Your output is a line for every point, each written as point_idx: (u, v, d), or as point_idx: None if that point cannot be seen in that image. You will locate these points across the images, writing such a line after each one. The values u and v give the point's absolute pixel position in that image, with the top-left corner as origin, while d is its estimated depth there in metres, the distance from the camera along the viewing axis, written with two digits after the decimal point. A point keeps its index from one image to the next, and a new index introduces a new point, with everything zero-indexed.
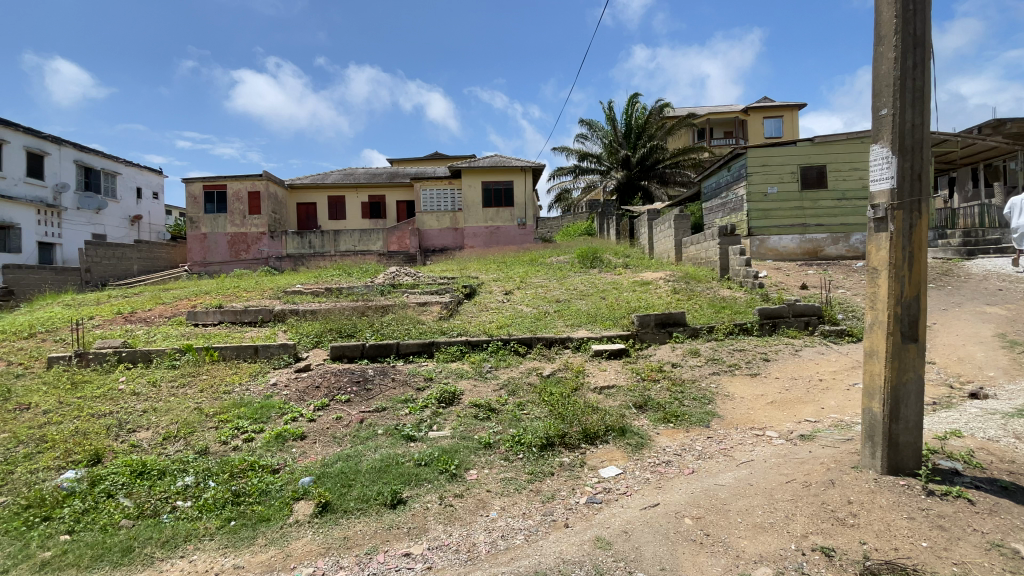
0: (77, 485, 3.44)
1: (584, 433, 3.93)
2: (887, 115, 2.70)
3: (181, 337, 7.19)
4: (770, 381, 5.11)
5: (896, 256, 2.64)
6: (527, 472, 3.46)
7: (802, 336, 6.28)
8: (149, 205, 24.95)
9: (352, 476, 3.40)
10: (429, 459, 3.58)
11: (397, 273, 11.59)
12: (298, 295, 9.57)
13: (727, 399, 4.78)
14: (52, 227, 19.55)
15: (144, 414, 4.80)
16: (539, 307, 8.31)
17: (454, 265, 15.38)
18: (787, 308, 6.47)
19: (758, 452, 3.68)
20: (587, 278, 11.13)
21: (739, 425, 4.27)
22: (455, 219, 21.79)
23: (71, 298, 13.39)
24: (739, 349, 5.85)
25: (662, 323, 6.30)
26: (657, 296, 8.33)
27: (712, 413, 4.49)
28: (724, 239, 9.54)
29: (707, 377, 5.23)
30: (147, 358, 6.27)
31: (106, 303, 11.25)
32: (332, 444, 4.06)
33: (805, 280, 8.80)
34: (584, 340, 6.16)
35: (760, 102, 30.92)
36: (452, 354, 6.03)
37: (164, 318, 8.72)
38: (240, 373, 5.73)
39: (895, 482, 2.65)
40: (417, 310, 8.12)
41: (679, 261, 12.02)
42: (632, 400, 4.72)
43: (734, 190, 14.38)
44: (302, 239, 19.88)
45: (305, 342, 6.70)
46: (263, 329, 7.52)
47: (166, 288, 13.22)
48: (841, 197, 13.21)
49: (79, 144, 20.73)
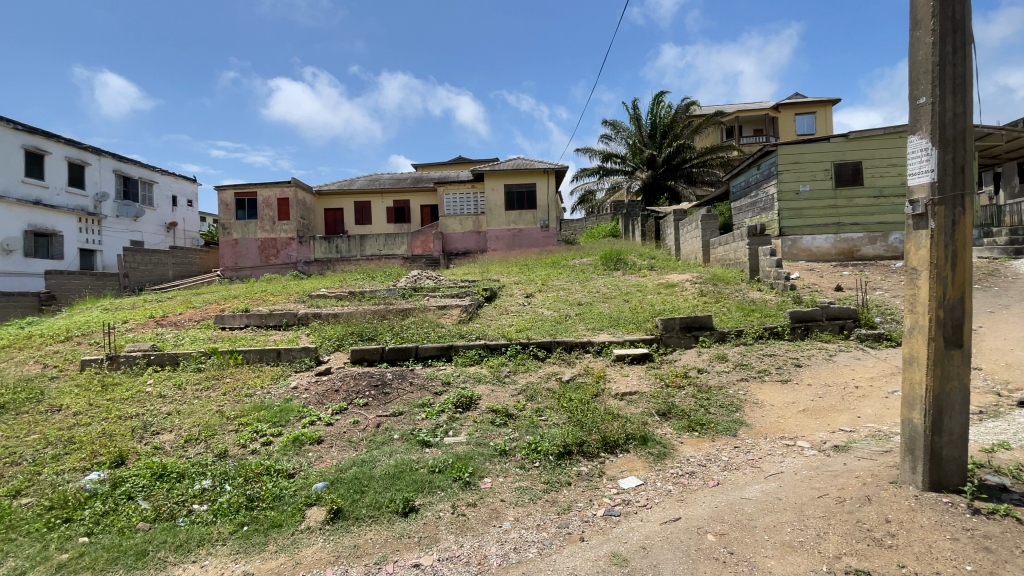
0: (99, 487, 3.53)
1: (603, 441, 3.81)
2: (926, 104, 2.50)
3: (207, 341, 7.35)
4: (802, 388, 4.86)
5: (937, 255, 2.44)
6: (542, 482, 3.35)
7: (836, 340, 5.99)
8: (184, 212, 25.83)
9: (365, 482, 3.37)
10: (443, 466, 3.53)
11: (419, 276, 11.63)
12: (322, 298, 9.70)
13: (756, 407, 4.57)
14: (93, 234, 20.45)
15: (168, 417, 4.89)
16: (560, 310, 8.19)
17: (477, 268, 15.37)
18: (820, 311, 6.17)
19: (786, 463, 3.49)
20: (610, 280, 10.96)
21: (769, 435, 4.07)
22: (479, 223, 21.82)
23: (110, 302, 13.94)
24: (769, 354, 5.59)
25: (687, 327, 6.08)
26: (683, 299, 8.10)
27: (740, 421, 4.30)
28: (753, 240, 9.26)
29: (734, 384, 5.01)
30: (174, 361, 6.43)
31: (141, 307, 11.65)
32: (348, 449, 4.05)
33: (840, 282, 8.41)
34: (606, 345, 6.01)
35: (791, 98, 30.08)
36: (470, 358, 5.97)
37: (193, 322, 8.93)
38: (262, 376, 5.79)
39: (937, 499, 2.44)
40: (437, 313, 8.10)
41: (707, 262, 11.68)
42: (655, 408, 4.55)
43: (764, 189, 13.95)
44: (329, 244, 20.36)
45: (327, 345, 6.74)
46: (287, 333, 7.61)
47: (198, 293, 13.62)
48: (879, 194, 12.68)
49: (118, 155, 21.62)
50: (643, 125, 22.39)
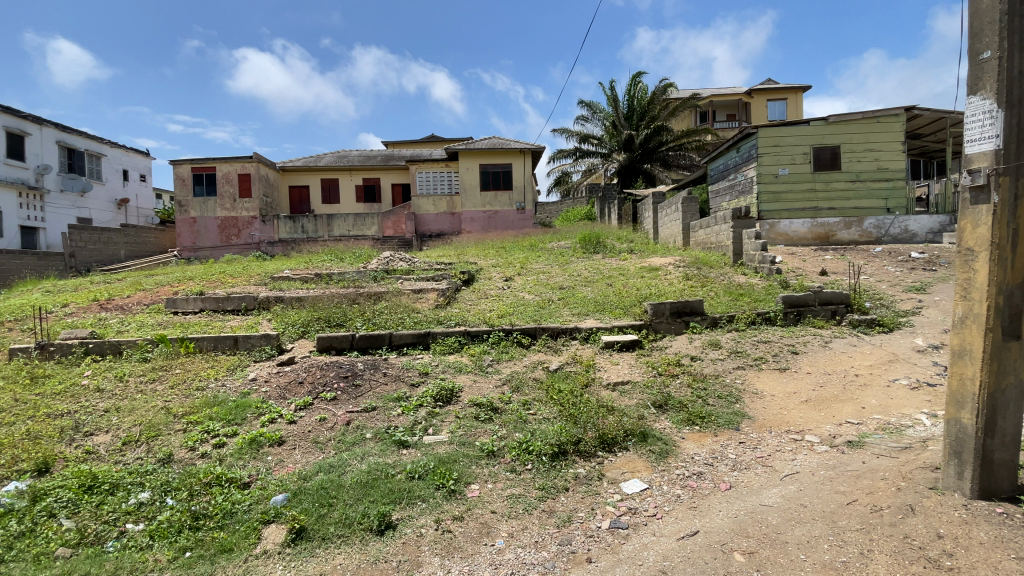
0: (15, 502, 2.98)
1: (600, 438, 3.45)
2: (991, 60, 2.16)
3: (157, 327, 6.66)
4: (802, 375, 4.60)
5: (999, 233, 2.14)
6: (537, 488, 2.96)
7: (829, 325, 5.79)
8: (136, 187, 24.19)
9: (333, 493, 2.92)
10: (423, 472, 3.11)
11: (391, 258, 11.04)
12: (286, 281, 9.02)
13: (756, 397, 4.27)
14: (35, 211, 18.91)
15: (106, 415, 4.29)
16: (542, 295, 7.79)
17: (452, 250, 14.81)
18: (813, 296, 5.97)
19: (799, 462, 3.23)
20: (590, 263, 10.62)
21: (774, 428, 3.80)
22: (452, 204, 21.17)
23: (51, 284, 12.81)
24: (763, 340, 5.30)
25: (677, 312, 5.76)
26: (668, 282, 7.82)
27: (742, 413, 4.01)
28: (737, 223, 9.02)
29: (730, 372, 4.70)
30: (116, 350, 5.75)
31: (86, 289, 10.71)
32: (313, 451, 3.57)
33: (825, 266, 8.27)
34: (593, 331, 5.66)
35: (763, 84, 30.17)
36: (449, 346, 5.53)
37: (142, 305, 8.16)
38: (217, 367, 5.21)
39: (991, 510, 2.23)
40: (412, 297, 7.59)
41: (687, 246, 11.45)
42: (650, 400, 4.21)
43: (743, 172, 13.78)
44: (294, 223, 19.34)
45: (290, 332, 6.17)
46: (246, 318, 6.97)
47: (151, 274, 12.66)
48: (855, 178, 12.70)
49: (61, 125, 19.92)
50: (620, 106, 21.99)
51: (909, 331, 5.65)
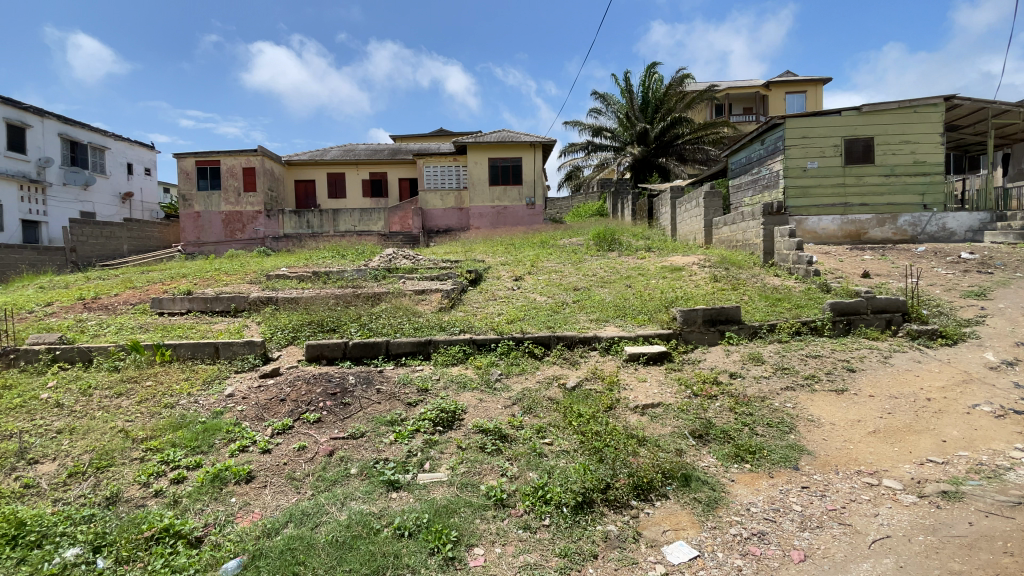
0: None
1: (632, 484, 2.83)
2: None
3: (136, 330, 6.10)
4: (864, 399, 3.92)
5: None
6: (557, 555, 2.36)
7: (885, 337, 5.09)
8: (140, 181, 23.80)
9: (301, 557, 2.34)
10: (415, 528, 2.51)
11: (394, 255, 10.45)
12: (281, 279, 8.46)
13: (813, 426, 3.62)
14: (38, 204, 18.59)
15: (57, 438, 3.72)
16: (555, 297, 7.16)
17: (459, 247, 14.24)
18: (865, 303, 5.26)
19: (886, 520, 2.60)
20: (605, 262, 9.96)
21: (841, 468, 3.17)
22: (461, 198, 20.55)
23: (47, 279, 12.38)
24: (812, 355, 4.62)
25: (711, 321, 5.09)
26: (694, 284, 7.16)
27: (799, 448, 3.37)
28: (769, 219, 8.26)
29: (777, 393, 4.03)
30: (86, 358, 5.21)
31: (76, 286, 10.22)
32: (286, 492, 2.99)
33: (866, 268, 7.52)
34: (615, 341, 5.00)
35: (782, 76, 29.16)
36: (453, 356, 4.91)
37: (128, 305, 7.64)
38: (192, 379, 4.64)
39: None
40: (414, 299, 6.98)
41: (709, 243, 10.73)
42: (687, 428, 3.57)
43: (767, 166, 12.99)
44: (299, 218, 18.86)
45: (278, 338, 5.59)
46: (233, 321, 6.40)
47: (146, 270, 12.22)
48: (890, 173, 11.89)
49: (64, 117, 19.54)
50: (635, 97, 21.19)
51: (976, 343, 4.94)
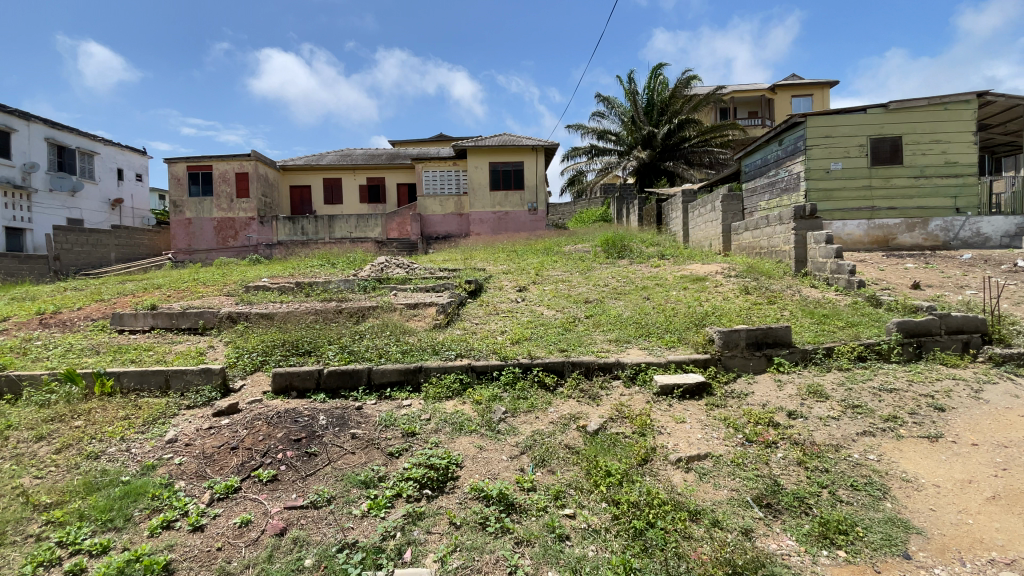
0: None
1: None
2: None
3: (84, 353, 5.28)
4: (967, 450, 3.10)
5: None
6: None
7: (965, 364, 4.27)
8: (130, 187, 23.08)
9: None
10: None
11: (386, 263, 9.65)
12: (259, 291, 7.65)
13: (911, 488, 2.79)
14: (22, 211, 17.87)
15: None
16: (565, 311, 6.35)
17: (459, 254, 13.41)
18: (939, 322, 4.44)
19: None
20: (616, 270, 9.20)
21: (967, 557, 2.34)
22: (460, 204, 19.84)
23: (22, 290, 11.60)
24: (886, 389, 3.79)
25: (756, 344, 4.27)
26: (722, 297, 6.35)
27: (903, 523, 2.54)
28: (801, 224, 7.42)
29: (854, 441, 3.21)
30: (16, 388, 4.39)
31: (43, 299, 9.41)
32: None
33: (914, 278, 6.70)
34: (642, 369, 4.18)
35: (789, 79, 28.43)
36: (447, 389, 4.08)
37: (87, 322, 6.84)
38: (134, 418, 3.82)
39: None
40: (405, 315, 6.17)
41: (728, 250, 9.92)
42: (750, 492, 2.74)
43: (786, 168, 12.21)
44: (294, 225, 18.13)
45: (244, 364, 4.78)
46: (198, 342, 5.59)
47: (125, 280, 11.43)
48: (919, 174, 11.11)
49: (50, 121, 18.84)
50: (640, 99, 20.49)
51: None
